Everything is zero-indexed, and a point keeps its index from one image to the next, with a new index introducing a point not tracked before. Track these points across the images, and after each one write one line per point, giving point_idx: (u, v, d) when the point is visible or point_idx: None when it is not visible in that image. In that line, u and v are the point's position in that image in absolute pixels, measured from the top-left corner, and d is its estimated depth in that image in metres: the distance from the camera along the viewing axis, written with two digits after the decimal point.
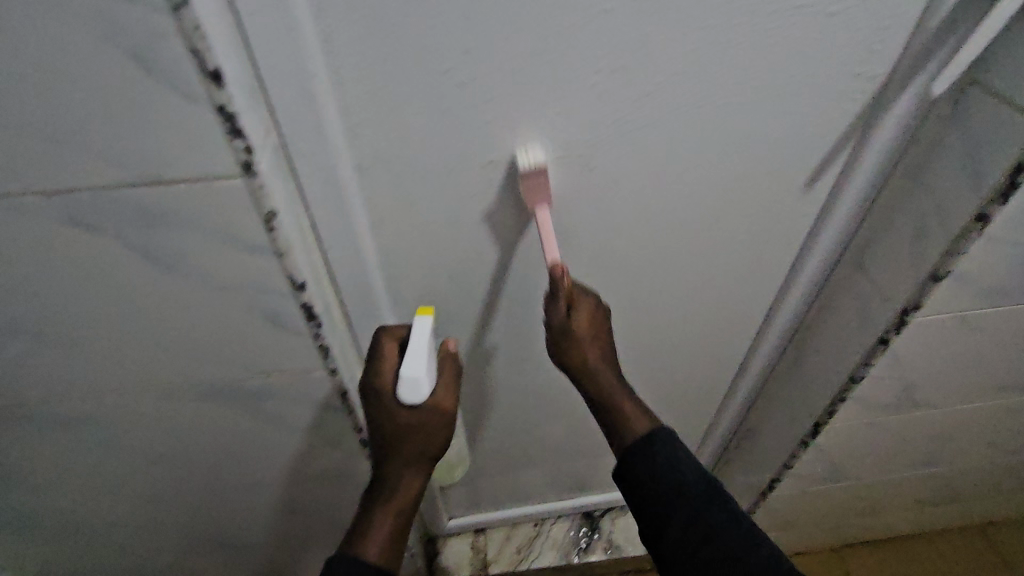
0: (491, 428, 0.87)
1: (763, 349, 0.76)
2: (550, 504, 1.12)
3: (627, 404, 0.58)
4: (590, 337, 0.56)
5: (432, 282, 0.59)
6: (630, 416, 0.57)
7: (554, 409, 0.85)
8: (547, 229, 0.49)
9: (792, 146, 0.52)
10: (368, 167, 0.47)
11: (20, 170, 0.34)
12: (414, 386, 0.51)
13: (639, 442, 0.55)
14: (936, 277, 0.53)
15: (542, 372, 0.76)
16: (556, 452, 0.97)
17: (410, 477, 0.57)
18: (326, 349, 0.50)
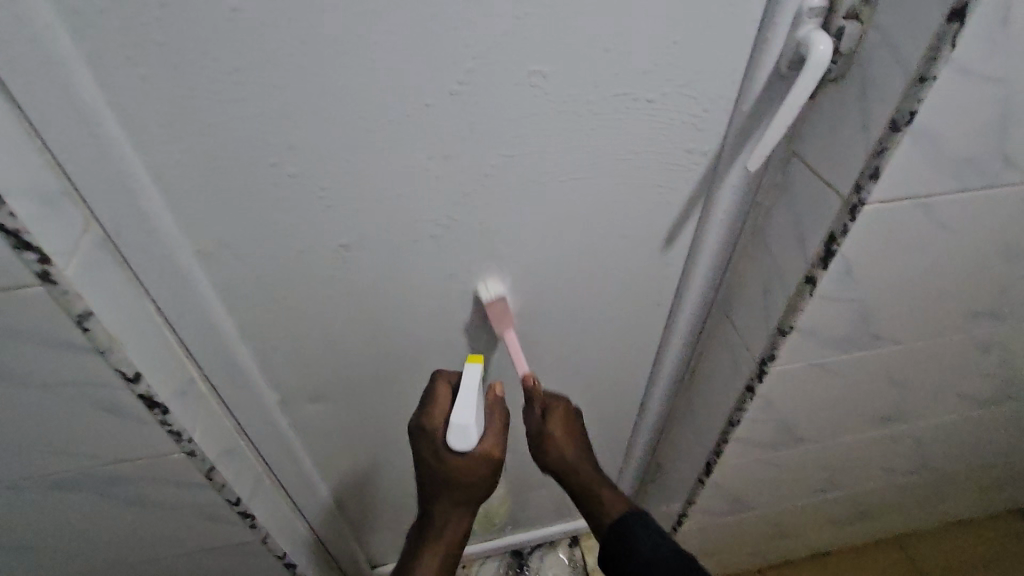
0: (400, 480, 0.86)
1: (657, 392, 0.77)
2: (544, 528, 1.14)
3: (604, 492, 0.68)
4: (565, 438, 0.66)
5: (305, 351, 0.59)
6: (608, 502, 0.68)
7: None
8: (515, 351, 0.59)
9: (643, 214, 0.54)
10: (211, 252, 0.47)
11: None
12: (463, 431, 0.54)
13: (615, 529, 0.66)
14: (782, 332, 0.56)
15: None
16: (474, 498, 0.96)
17: (455, 521, 0.66)
18: (177, 432, 0.50)
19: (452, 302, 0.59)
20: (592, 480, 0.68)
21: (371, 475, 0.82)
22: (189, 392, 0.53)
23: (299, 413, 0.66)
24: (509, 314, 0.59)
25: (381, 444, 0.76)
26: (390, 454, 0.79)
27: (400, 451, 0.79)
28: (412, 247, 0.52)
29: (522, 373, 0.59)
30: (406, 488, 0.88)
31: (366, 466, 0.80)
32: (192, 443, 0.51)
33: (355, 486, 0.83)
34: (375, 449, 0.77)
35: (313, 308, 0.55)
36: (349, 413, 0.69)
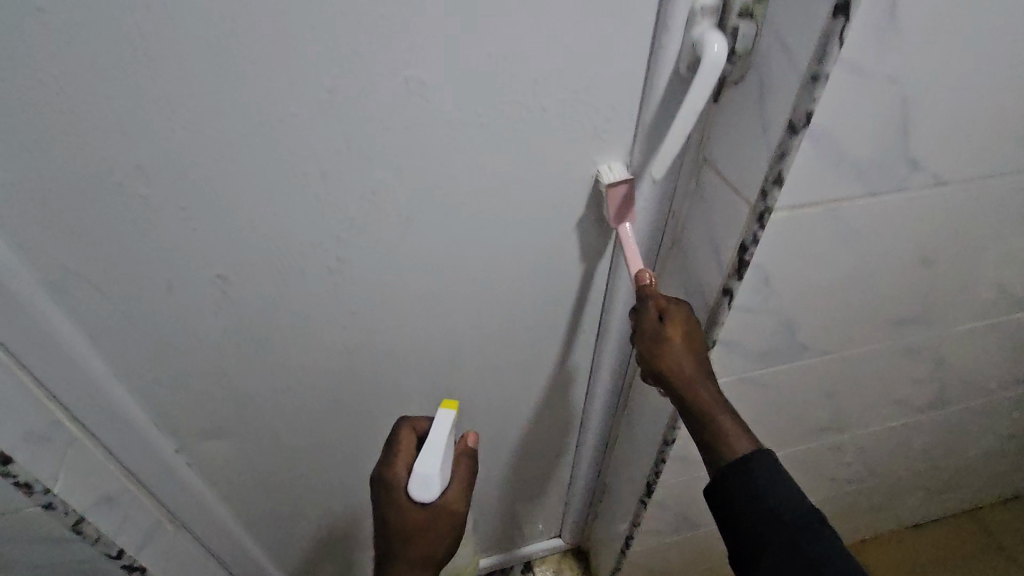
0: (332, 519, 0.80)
1: (597, 406, 0.75)
2: (520, 551, 1.09)
3: (727, 419, 0.49)
4: (688, 345, 0.49)
5: (197, 386, 0.54)
6: (730, 432, 0.48)
7: None
8: (631, 247, 0.49)
9: (554, 229, 0.51)
10: (64, 284, 0.42)
11: None
12: (424, 484, 0.57)
13: (730, 465, 0.47)
14: (706, 346, 0.53)
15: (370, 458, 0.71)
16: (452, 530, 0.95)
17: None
18: (26, 485, 0.44)
19: (357, 327, 0.54)
20: (716, 413, 0.49)
21: (297, 516, 0.76)
22: (50, 439, 0.47)
23: (199, 453, 0.61)
24: (635, 203, 0.48)
25: (301, 480, 0.71)
26: (313, 491, 0.73)
27: (323, 488, 0.73)
28: (305, 272, 0.48)
29: (636, 269, 0.49)
30: (338, 528, 0.82)
31: (289, 506, 0.74)
32: (48, 495, 0.46)
33: (278, 528, 0.77)
34: (297, 486, 0.71)
35: (196, 341, 0.50)
36: (261, 448, 0.64)
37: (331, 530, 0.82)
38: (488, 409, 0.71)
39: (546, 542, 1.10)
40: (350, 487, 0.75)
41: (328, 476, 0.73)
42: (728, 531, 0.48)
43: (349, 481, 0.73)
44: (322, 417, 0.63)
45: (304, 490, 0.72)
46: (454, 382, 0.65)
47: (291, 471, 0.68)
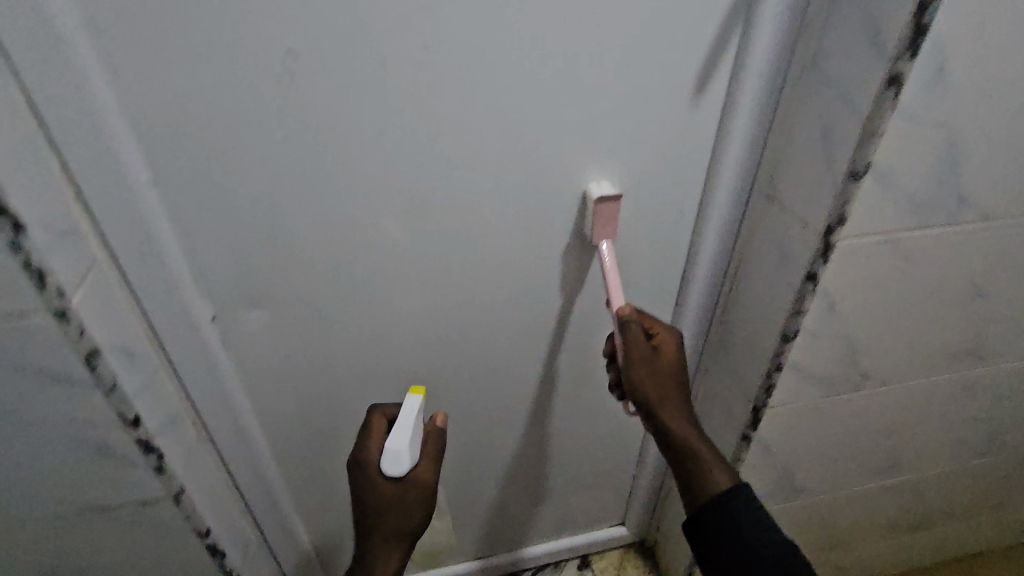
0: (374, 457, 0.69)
1: (687, 320, 0.65)
2: (576, 540, 0.94)
3: (710, 455, 0.53)
4: (676, 379, 0.55)
5: (247, 223, 0.47)
6: (710, 466, 0.52)
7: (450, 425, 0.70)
8: (611, 277, 0.53)
9: (660, 44, 0.45)
10: (111, 39, 0.37)
11: None
12: (394, 456, 0.53)
13: (713, 500, 0.51)
14: (856, 176, 0.43)
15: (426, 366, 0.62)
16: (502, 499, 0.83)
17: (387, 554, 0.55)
18: (41, 275, 0.35)
19: (428, 162, 0.47)
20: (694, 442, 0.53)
21: (334, 440, 0.66)
22: (73, 244, 0.39)
23: (236, 323, 0.53)
24: (614, 220, 0.53)
25: (344, 388, 0.61)
26: (355, 408, 0.64)
27: (366, 406, 0.64)
28: (382, 65, 0.41)
29: (614, 301, 0.53)
30: None
31: (325, 423, 0.65)
32: (62, 301, 0.37)
33: (311, 456, 0.68)
34: (344, 395, 0.62)
35: (251, 150, 0.43)
36: (308, 334, 0.56)
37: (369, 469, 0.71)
38: (560, 314, 0.62)
39: (606, 531, 0.95)
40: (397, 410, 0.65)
41: (373, 390, 0.63)
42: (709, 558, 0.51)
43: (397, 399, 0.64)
44: (381, 297, 0.55)
45: (345, 403, 0.63)
46: (526, 266, 0.57)
47: (333, 372, 0.60)
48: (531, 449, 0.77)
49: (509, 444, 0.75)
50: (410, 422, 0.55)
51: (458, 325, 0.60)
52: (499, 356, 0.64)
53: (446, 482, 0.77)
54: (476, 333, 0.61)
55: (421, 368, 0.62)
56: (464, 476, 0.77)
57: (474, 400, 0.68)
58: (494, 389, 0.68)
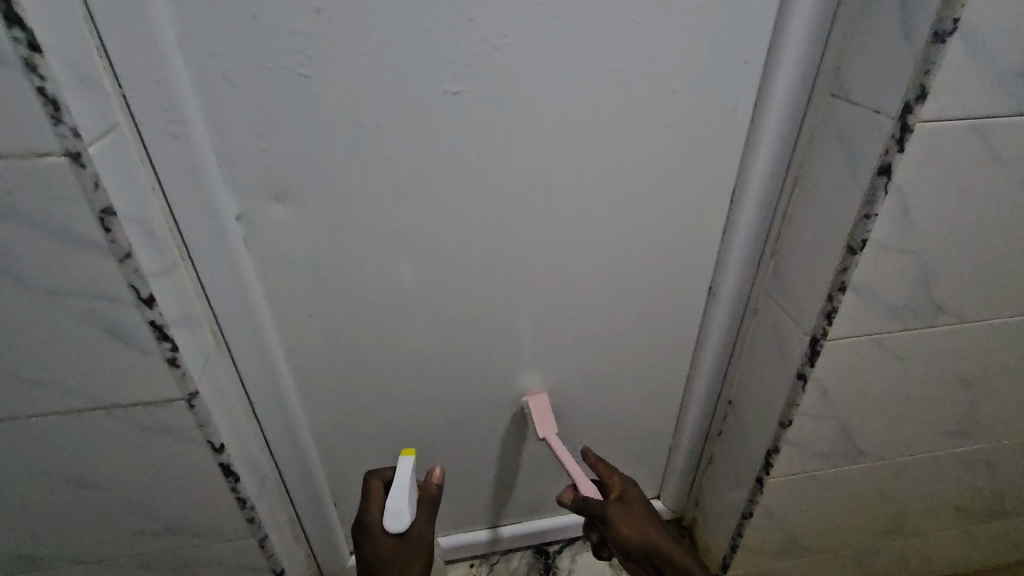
0: (398, 398, 0.65)
1: (735, 252, 0.60)
2: None
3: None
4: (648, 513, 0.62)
5: (267, 110, 0.44)
6: None
7: (479, 369, 0.65)
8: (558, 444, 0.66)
9: None
10: None
11: None
12: (395, 515, 0.51)
13: None
14: (939, 36, 0.40)
15: (454, 297, 0.58)
16: (531, 462, 0.78)
17: None
18: (57, 106, 0.33)
19: (465, 40, 0.43)
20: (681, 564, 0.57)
21: (354, 378, 0.62)
22: (92, 95, 0.37)
23: (260, 223, 0.49)
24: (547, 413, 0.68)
25: (368, 315, 0.57)
26: (379, 339, 0.60)
27: (391, 335, 0.60)
28: None
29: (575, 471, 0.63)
30: (401, 417, 0.67)
31: (346, 356, 0.60)
32: (78, 142, 0.35)
33: (331, 396, 0.63)
34: (366, 328, 0.58)
35: (276, 12, 0.40)
36: (331, 249, 0.52)
37: (392, 413, 0.66)
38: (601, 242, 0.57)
39: None
40: (423, 341, 0.61)
41: (399, 323, 0.59)
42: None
43: (423, 326, 0.60)
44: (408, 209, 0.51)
45: (368, 334, 0.59)
46: (566, 178, 0.52)
47: (356, 292, 0.56)
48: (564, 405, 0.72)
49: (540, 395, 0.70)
50: (407, 484, 0.54)
51: (490, 249, 0.56)
52: (533, 287, 0.59)
53: (472, 437, 0.72)
54: (510, 255, 0.57)
55: (449, 295, 0.58)
56: (492, 433, 0.72)
57: (504, 339, 0.63)
58: (526, 329, 0.63)
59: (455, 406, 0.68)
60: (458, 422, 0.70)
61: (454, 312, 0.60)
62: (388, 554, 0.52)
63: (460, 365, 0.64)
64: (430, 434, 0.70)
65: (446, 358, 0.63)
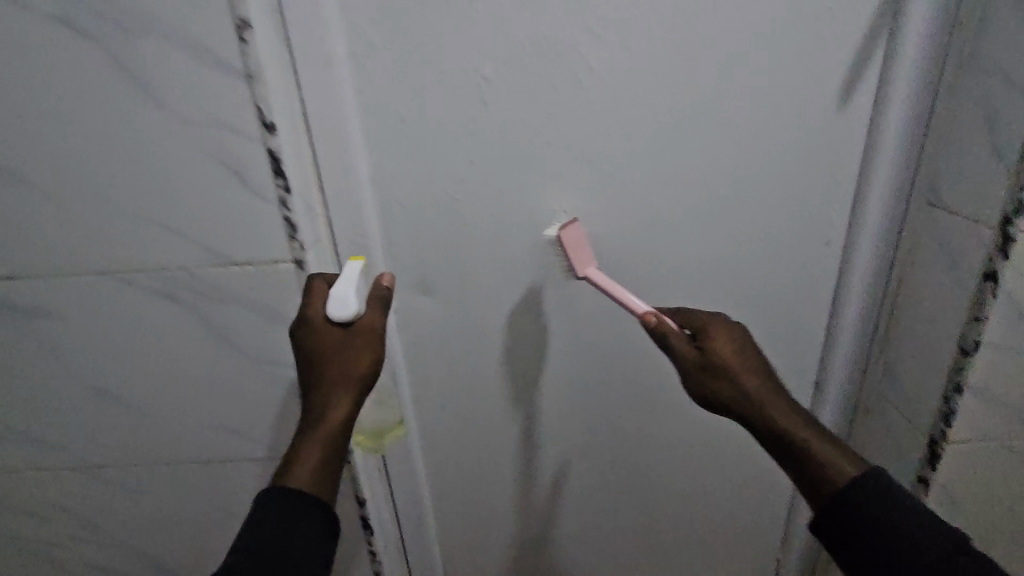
0: (506, 476, 0.70)
1: (841, 351, 0.61)
2: None
3: (817, 445, 0.43)
4: (740, 363, 0.47)
5: (425, 226, 0.55)
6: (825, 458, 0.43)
7: (582, 456, 0.68)
8: (608, 283, 0.52)
9: (807, 57, 0.49)
10: (362, 59, 0.49)
11: None
12: (342, 304, 0.45)
13: (837, 496, 0.41)
14: None
15: (563, 385, 0.63)
16: (630, 557, 0.76)
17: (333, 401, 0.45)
18: (292, 227, 0.46)
19: (586, 166, 0.53)
20: (825, 448, 0.43)
21: (472, 451, 0.68)
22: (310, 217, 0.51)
23: (409, 311, 0.59)
24: (586, 249, 0.54)
25: (487, 397, 0.64)
26: (495, 416, 0.66)
27: (504, 417, 0.66)
28: (553, 86, 0.50)
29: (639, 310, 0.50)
30: (507, 496, 0.71)
31: (465, 431, 0.67)
32: (301, 253, 0.48)
33: (449, 467, 0.69)
34: (483, 410, 0.65)
35: (442, 153, 0.52)
36: (460, 336, 0.61)
37: (501, 490, 0.71)
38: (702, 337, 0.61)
39: None
40: (532, 423, 0.66)
41: (512, 407, 0.65)
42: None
43: (534, 408, 0.65)
44: (527, 305, 0.59)
45: (487, 412, 0.65)
46: (670, 273, 0.58)
47: (480, 374, 0.63)
48: (665, 499, 0.71)
49: (640, 485, 0.70)
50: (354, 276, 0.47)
51: (599, 340, 0.61)
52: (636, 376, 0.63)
53: (570, 523, 0.73)
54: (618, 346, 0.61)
55: (559, 383, 0.63)
56: (591, 521, 0.73)
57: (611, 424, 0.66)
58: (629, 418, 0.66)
59: (559, 489, 0.71)
60: (564, 506, 0.72)
61: (562, 398, 0.64)
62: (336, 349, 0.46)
63: (569, 448, 0.68)
64: (532, 517, 0.73)
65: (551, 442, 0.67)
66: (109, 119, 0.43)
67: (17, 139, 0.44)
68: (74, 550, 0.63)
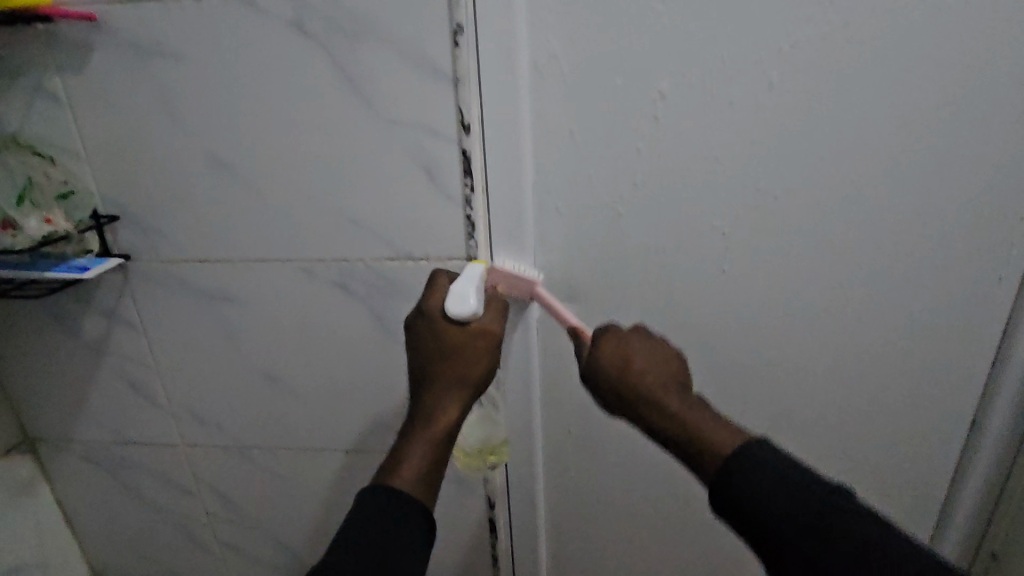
0: (619, 515, 0.66)
1: (1005, 397, 0.56)
2: None
3: (699, 418, 0.42)
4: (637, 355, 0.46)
5: (577, 241, 0.53)
6: (711, 438, 0.41)
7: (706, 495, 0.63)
8: (553, 305, 0.51)
9: (1011, 81, 0.45)
10: (543, 67, 0.48)
11: None
12: (461, 300, 0.44)
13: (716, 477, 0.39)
14: None
15: None
16: None
17: (446, 401, 0.45)
18: (472, 226, 0.48)
19: (755, 186, 0.51)
20: (703, 429, 0.42)
21: (592, 486, 0.64)
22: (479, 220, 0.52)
23: (543, 331, 0.57)
24: (522, 277, 0.50)
25: (612, 426, 0.61)
26: (624, 449, 0.62)
27: (626, 449, 0.62)
28: (730, 103, 0.48)
29: (572, 326, 0.51)
30: (618, 535, 0.67)
31: (583, 461, 0.63)
32: (476, 252, 0.49)
33: (571, 499, 0.65)
34: (606, 440, 0.62)
35: (606, 168, 0.51)
36: (593, 361, 0.58)
37: (619, 530, 0.66)
38: (854, 371, 0.57)
39: None
40: (662, 458, 0.62)
41: (635, 438, 0.61)
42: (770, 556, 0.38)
43: None
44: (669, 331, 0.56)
45: (617, 439, 0.61)
46: (826, 302, 0.55)
47: (609, 401, 0.60)
48: None
49: None
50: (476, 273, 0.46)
51: (739, 368, 0.58)
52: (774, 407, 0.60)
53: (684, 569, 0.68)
54: (762, 373, 0.59)
55: None
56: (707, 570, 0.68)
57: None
58: None
59: (677, 532, 0.66)
60: (690, 552, 0.67)
61: None
62: (454, 345, 0.45)
63: (693, 488, 0.63)
64: (642, 556, 0.68)
65: (675, 480, 0.63)
66: (316, 114, 0.45)
67: (230, 133, 0.47)
68: (212, 528, 0.66)
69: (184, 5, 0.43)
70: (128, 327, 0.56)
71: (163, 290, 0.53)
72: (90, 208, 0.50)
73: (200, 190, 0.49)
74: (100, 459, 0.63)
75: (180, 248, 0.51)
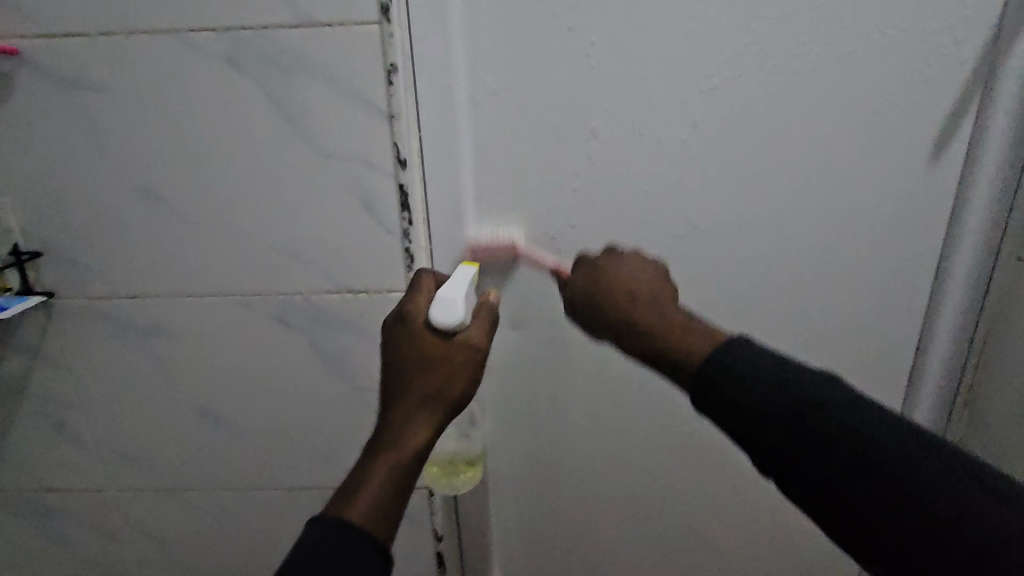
0: (571, 540, 0.66)
1: (920, 405, 0.60)
2: None
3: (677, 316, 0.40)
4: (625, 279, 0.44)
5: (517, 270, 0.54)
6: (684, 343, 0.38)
7: (653, 516, 0.64)
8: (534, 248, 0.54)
9: (903, 119, 0.50)
10: (481, 104, 0.49)
11: (220, 26, 0.42)
12: (448, 307, 0.41)
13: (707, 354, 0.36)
14: None
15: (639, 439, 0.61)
16: None
17: (416, 423, 0.39)
18: (411, 258, 0.49)
19: (684, 216, 0.53)
20: (672, 331, 0.39)
21: (542, 511, 0.64)
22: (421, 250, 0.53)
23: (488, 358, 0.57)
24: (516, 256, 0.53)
25: (559, 451, 0.61)
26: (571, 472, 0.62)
27: (573, 473, 0.62)
28: (658, 138, 0.51)
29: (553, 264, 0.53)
30: (570, 560, 0.67)
31: (533, 488, 0.63)
32: None
33: (523, 525, 0.65)
34: (554, 464, 0.62)
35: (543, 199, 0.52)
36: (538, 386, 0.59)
37: (571, 555, 0.67)
38: None
39: None
40: (608, 480, 0.63)
41: (582, 462, 0.62)
42: (781, 477, 0.34)
43: (620, 460, 0.62)
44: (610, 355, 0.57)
45: (565, 463, 0.62)
46: (757, 323, 0.57)
47: (555, 425, 0.60)
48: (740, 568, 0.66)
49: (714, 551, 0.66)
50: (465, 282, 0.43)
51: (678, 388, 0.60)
52: None
53: None
54: None
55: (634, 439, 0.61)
56: None
57: (699, 482, 0.62)
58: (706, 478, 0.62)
59: (627, 554, 0.66)
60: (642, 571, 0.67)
61: (635, 455, 0.61)
62: (429, 359, 0.41)
63: (641, 509, 0.64)
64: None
65: (622, 503, 0.64)
66: (252, 149, 0.45)
67: (163, 166, 0.46)
68: None
69: (114, 42, 0.43)
70: (53, 367, 0.53)
71: (91, 327, 0.51)
72: (11, 244, 0.48)
73: (131, 224, 0.48)
74: (21, 509, 0.59)
75: (109, 284, 0.50)
